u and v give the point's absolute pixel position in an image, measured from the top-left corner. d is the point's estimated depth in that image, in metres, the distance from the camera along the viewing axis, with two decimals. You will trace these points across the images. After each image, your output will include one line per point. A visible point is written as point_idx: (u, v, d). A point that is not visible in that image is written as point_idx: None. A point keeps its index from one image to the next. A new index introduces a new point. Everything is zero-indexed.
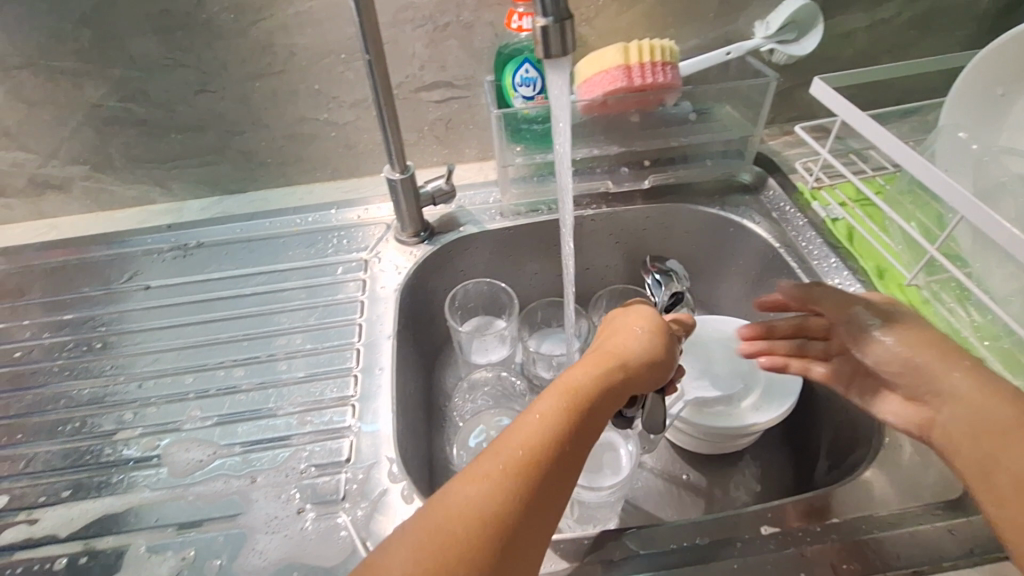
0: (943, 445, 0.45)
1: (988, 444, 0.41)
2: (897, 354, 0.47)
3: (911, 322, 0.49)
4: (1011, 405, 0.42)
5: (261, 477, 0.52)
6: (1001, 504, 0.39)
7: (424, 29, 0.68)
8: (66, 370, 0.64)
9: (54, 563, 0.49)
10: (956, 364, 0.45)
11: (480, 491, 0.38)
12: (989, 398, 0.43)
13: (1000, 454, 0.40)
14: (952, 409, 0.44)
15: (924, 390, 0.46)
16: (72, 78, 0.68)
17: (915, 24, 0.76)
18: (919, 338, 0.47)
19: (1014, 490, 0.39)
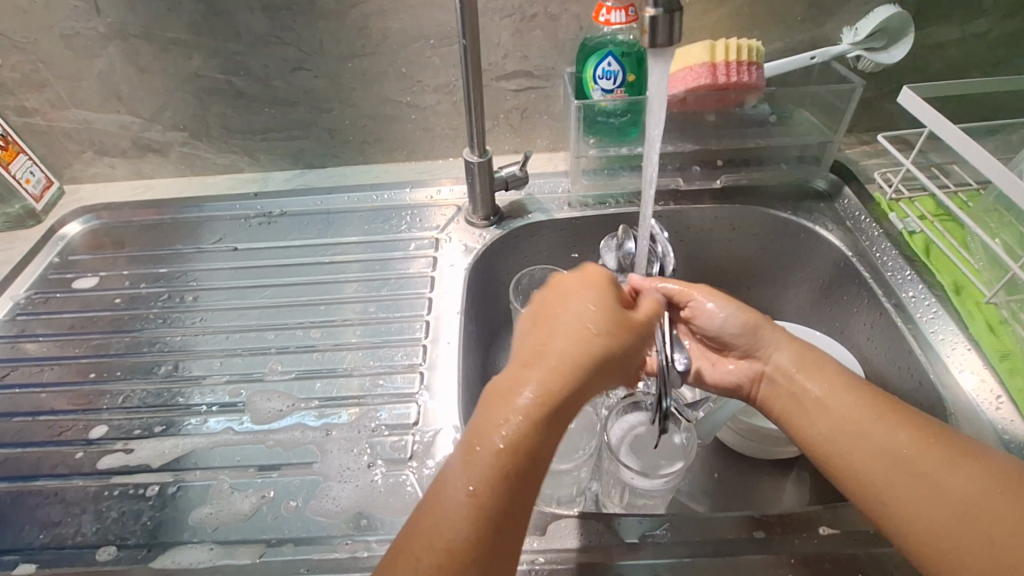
0: (769, 391, 0.52)
1: (796, 378, 0.50)
2: (734, 318, 0.54)
3: (725, 292, 0.56)
4: (801, 349, 0.51)
5: (335, 431, 0.56)
6: (808, 423, 0.48)
7: (512, 19, 0.70)
8: (160, 318, 0.70)
9: (147, 489, 0.53)
10: (768, 321, 0.53)
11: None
12: (788, 345, 0.51)
13: (804, 387, 0.49)
14: (772, 358, 0.51)
15: (751, 346, 0.53)
16: (183, 49, 0.73)
17: (1014, 39, 0.73)
18: (739, 304, 0.55)
19: (814, 409, 0.48)
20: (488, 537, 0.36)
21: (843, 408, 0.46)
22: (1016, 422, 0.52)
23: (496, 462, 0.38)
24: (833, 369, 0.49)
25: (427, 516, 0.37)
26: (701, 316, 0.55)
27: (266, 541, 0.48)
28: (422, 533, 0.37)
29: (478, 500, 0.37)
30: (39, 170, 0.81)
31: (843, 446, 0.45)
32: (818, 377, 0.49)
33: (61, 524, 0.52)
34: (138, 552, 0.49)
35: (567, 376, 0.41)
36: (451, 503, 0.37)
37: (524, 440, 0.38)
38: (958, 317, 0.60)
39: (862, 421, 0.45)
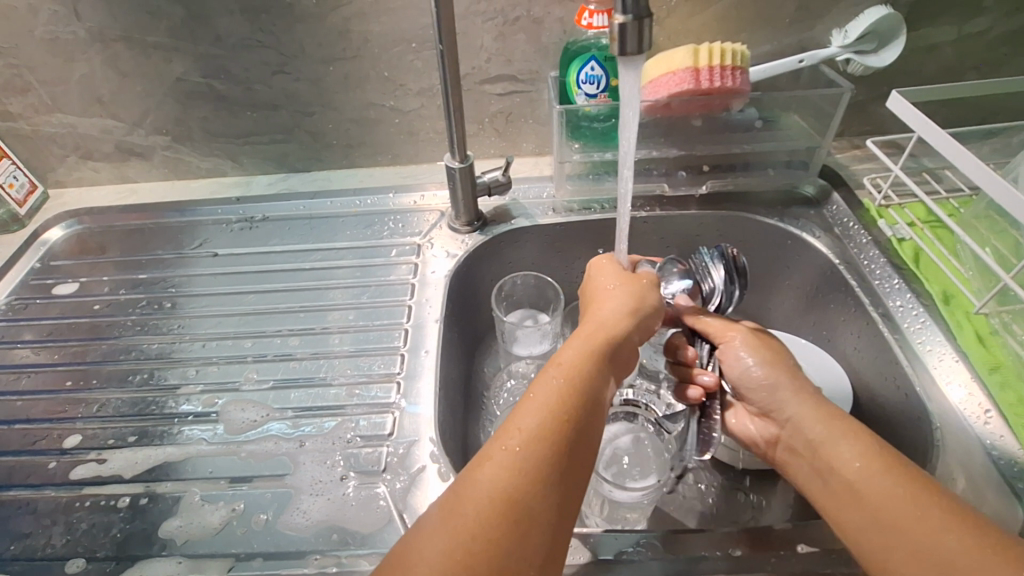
0: (785, 456, 0.50)
1: (823, 453, 0.45)
2: (757, 373, 0.52)
3: (766, 346, 0.54)
4: (831, 420, 0.47)
5: (309, 442, 0.56)
6: (841, 510, 0.43)
7: (495, 22, 0.69)
8: (138, 325, 0.69)
9: (118, 501, 0.53)
10: (798, 384, 0.50)
11: (501, 494, 0.38)
12: (818, 413, 0.47)
13: (835, 465, 0.44)
14: (794, 426, 0.48)
15: (770, 406, 0.51)
16: (163, 53, 0.73)
17: (1009, 40, 0.72)
18: (771, 360, 0.52)
19: (847, 496, 0.43)
20: (557, 447, 0.40)
21: (882, 499, 0.41)
22: (1004, 436, 0.51)
23: (564, 383, 0.44)
24: (874, 446, 0.44)
25: (502, 432, 0.42)
26: (729, 363, 0.54)
27: (234, 555, 0.48)
28: (493, 444, 0.41)
29: (548, 411, 0.42)
30: (23, 174, 0.81)
31: (881, 545, 0.40)
32: (851, 456, 0.44)
33: (31, 535, 0.51)
34: (107, 565, 0.48)
35: (615, 316, 0.50)
36: (524, 417, 0.42)
37: (587, 368, 0.45)
38: (947, 328, 0.59)
39: (905, 519, 0.40)
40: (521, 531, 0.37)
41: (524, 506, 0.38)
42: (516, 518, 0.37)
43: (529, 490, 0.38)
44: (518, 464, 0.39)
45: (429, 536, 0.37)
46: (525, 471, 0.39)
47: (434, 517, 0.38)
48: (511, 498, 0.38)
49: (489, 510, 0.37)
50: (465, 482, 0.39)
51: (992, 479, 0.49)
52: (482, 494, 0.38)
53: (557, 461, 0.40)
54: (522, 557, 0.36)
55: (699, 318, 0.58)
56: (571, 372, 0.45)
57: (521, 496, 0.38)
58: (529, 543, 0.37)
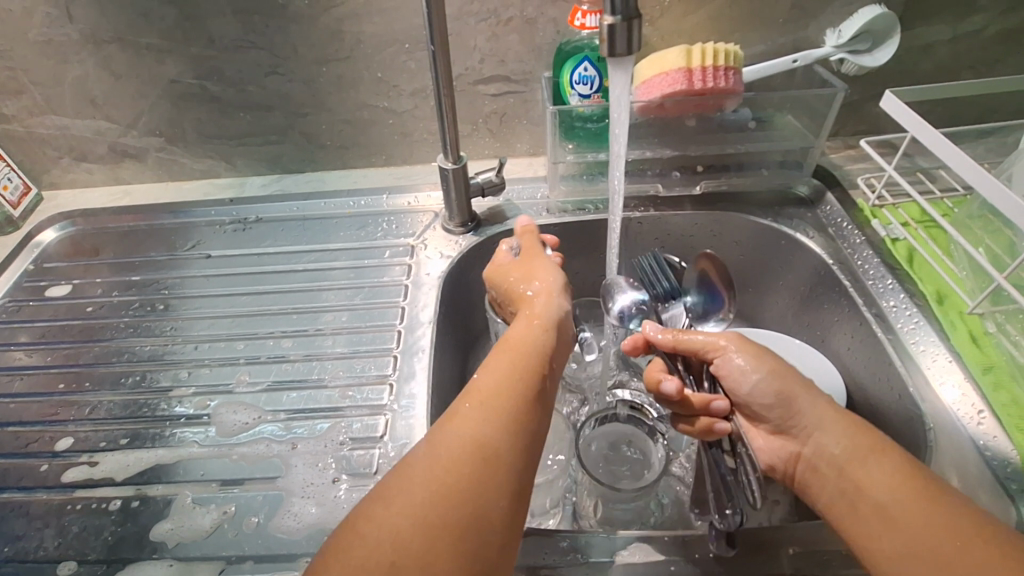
0: (806, 474, 0.47)
1: (851, 473, 0.44)
2: (771, 387, 0.48)
3: (765, 352, 0.50)
4: (857, 437, 0.45)
5: (301, 444, 0.55)
6: (872, 535, 0.41)
7: (487, 23, 0.69)
8: (131, 327, 0.69)
9: (109, 503, 0.53)
10: (813, 394, 0.48)
11: (468, 439, 0.40)
12: (842, 428, 0.46)
13: (865, 488, 0.43)
14: (819, 441, 0.46)
15: (791, 422, 0.48)
16: (155, 54, 0.73)
17: (1003, 40, 0.72)
18: (780, 371, 0.48)
19: (877, 520, 0.41)
20: (518, 399, 0.42)
21: (918, 527, 0.40)
22: (998, 436, 0.51)
23: (514, 349, 0.46)
24: (904, 467, 0.43)
25: (466, 392, 0.44)
26: (733, 380, 0.50)
27: (225, 558, 0.47)
28: (456, 402, 0.43)
29: (505, 372, 0.44)
30: (16, 176, 0.80)
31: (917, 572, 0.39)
32: (884, 479, 0.42)
33: (23, 538, 0.51)
34: (98, 568, 0.48)
35: (546, 296, 0.51)
36: (481, 379, 0.44)
37: (535, 335, 0.47)
38: (941, 329, 0.59)
39: (944, 546, 0.39)
40: (488, 469, 0.38)
41: (490, 448, 0.39)
42: (483, 458, 0.39)
43: (494, 438, 0.40)
44: (486, 416, 0.41)
45: (396, 483, 0.38)
46: (489, 418, 0.41)
47: (402, 467, 0.39)
48: (480, 445, 0.39)
49: (460, 456, 0.39)
50: (435, 434, 0.41)
51: (985, 480, 0.49)
52: (451, 440, 0.40)
53: (517, 414, 0.41)
54: (488, 497, 0.37)
55: (683, 338, 0.52)
56: (520, 341, 0.47)
57: (491, 446, 0.39)
58: (493, 479, 0.38)
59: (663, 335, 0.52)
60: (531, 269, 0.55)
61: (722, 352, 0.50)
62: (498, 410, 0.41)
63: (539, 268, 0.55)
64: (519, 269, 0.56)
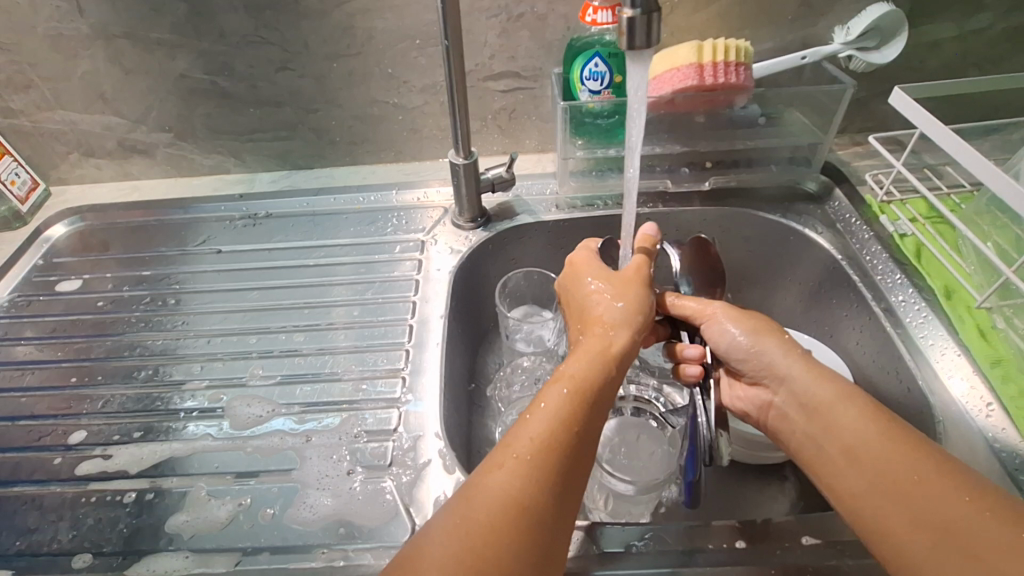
0: (777, 421, 0.49)
1: (819, 416, 0.46)
2: (744, 341, 0.50)
3: (750, 314, 0.52)
4: (826, 383, 0.46)
5: (315, 437, 0.56)
6: (836, 472, 0.43)
7: (498, 19, 0.69)
8: (142, 321, 0.69)
9: (124, 496, 0.53)
10: (787, 346, 0.49)
11: (509, 505, 0.38)
12: (813, 375, 0.47)
13: (831, 429, 0.44)
14: (788, 388, 0.48)
15: (762, 373, 0.50)
16: (165, 49, 0.73)
17: (1009, 38, 0.72)
18: (761, 328, 0.51)
19: (842, 459, 0.43)
20: (567, 460, 0.41)
21: (879, 463, 0.41)
22: (1006, 429, 0.51)
23: (573, 396, 0.43)
24: (871, 409, 0.44)
25: (503, 442, 0.42)
26: (713, 336, 0.52)
27: (241, 549, 0.48)
28: (502, 451, 0.41)
29: (558, 424, 0.42)
30: (25, 171, 0.80)
31: (874, 505, 0.40)
32: (849, 419, 0.44)
33: (37, 531, 0.51)
34: (114, 560, 0.48)
35: (620, 329, 0.48)
36: (531, 428, 0.42)
37: (597, 380, 0.44)
38: (949, 323, 0.59)
39: (904, 480, 0.40)
40: (529, 540, 0.37)
41: (530, 519, 0.38)
42: (520, 527, 0.38)
43: (533, 506, 0.39)
44: (526, 479, 0.39)
45: (432, 543, 0.38)
46: (529, 483, 0.39)
47: (439, 522, 0.39)
48: (519, 511, 0.38)
49: (499, 521, 0.38)
50: (472, 488, 0.40)
51: (994, 471, 0.49)
52: (489, 502, 0.38)
53: (557, 479, 0.40)
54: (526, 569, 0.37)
55: (674, 298, 0.55)
56: (581, 383, 0.44)
57: (529, 513, 0.38)
58: (530, 549, 0.37)
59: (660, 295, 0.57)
60: (616, 280, 0.52)
61: (704, 312, 0.53)
62: (538, 474, 0.39)
63: (625, 290, 0.51)
64: (600, 276, 0.53)
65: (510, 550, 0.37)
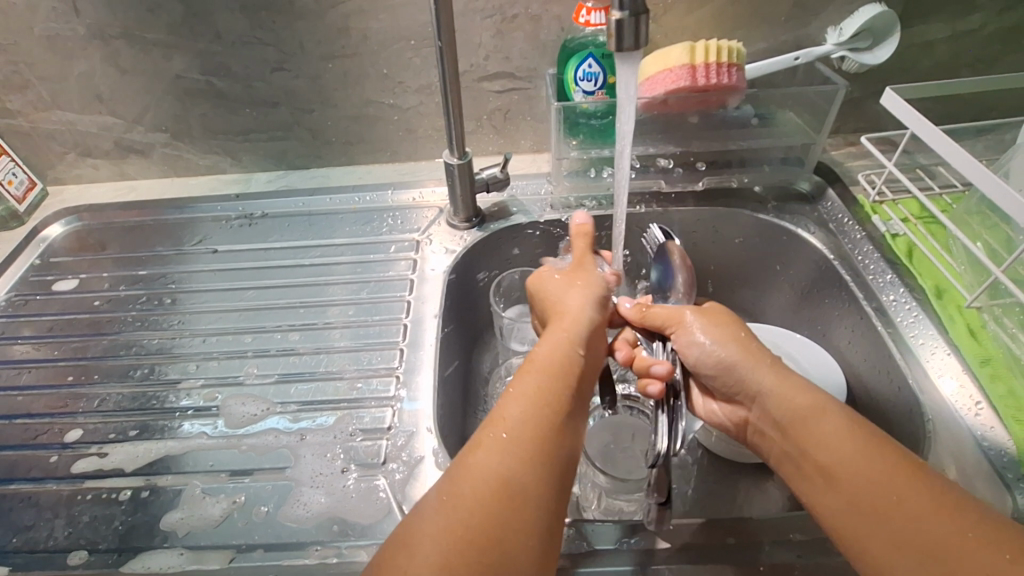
0: (757, 436, 0.50)
1: (795, 435, 0.45)
2: (718, 356, 0.51)
3: (719, 325, 0.53)
4: (800, 399, 0.46)
5: (310, 435, 0.56)
6: (817, 491, 0.43)
7: (493, 20, 0.70)
8: (138, 321, 0.70)
9: (119, 494, 0.53)
10: (760, 362, 0.49)
11: (497, 474, 0.40)
12: (784, 389, 0.47)
13: (808, 446, 0.44)
14: (761, 404, 0.48)
15: (736, 388, 0.50)
16: (161, 50, 0.73)
17: (1000, 38, 0.73)
18: (729, 338, 0.52)
19: (821, 480, 0.43)
20: (548, 428, 0.43)
21: (859, 484, 0.40)
22: (995, 427, 0.52)
23: (543, 375, 0.46)
24: (849, 426, 0.43)
25: (488, 422, 0.44)
26: (684, 347, 0.54)
27: (235, 546, 0.48)
28: (482, 433, 0.43)
29: (529, 399, 0.44)
30: (22, 171, 0.81)
31: (855, 527, 0.40)
32: (826, 438, 0.43)
33: (33, 528, 0.51)
34: (109, 557, 0.49)
35: (583, 311, 0.54)
36: (507, 407, 0.44)
37: (563, 358, 0.48)
38: (938, 322, 0.59)
39: (884, 502, 0.39)
40: (521, 506, 0.38)
41: (520, 486, 0.39)
42: (513, 492, 0.39)
43: (523, 473, 0.40)
44: (511, 447, 0.41)
45: (423, 524, 0.38)
46: (516, 453, 0.41)
47: (426, 508, 0.39)
48: (507, 479, 0.39)
49: (489, 491, 0.39)
50: (459, 469, 0.41)
51: (981, 469, 0.50)
52: (478, 474, 0.40)
53: (545, 443, 0.42)
54: (527, 533, 0.38)
55: (645, 313, 0.58)
56: (547, 362, 0.48)
57: (520, 480, 0.40)
58: (527, 511, 0.38)
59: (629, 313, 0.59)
60: (577, 278, 0.59)
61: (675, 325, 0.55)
62: (524, 441, 0.41)
63: (584, 282, 0.58)
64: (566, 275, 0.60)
65: (504, 516, 0.38)
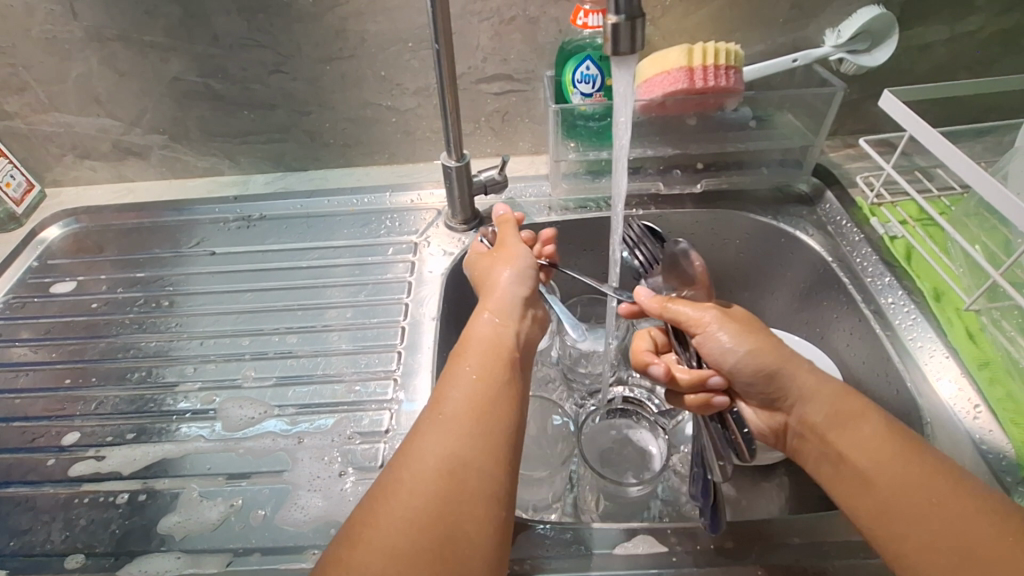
0: (796, 444, 0.49)
1: (832, 438, 0.45)
2: (755, 364, 0.49)
3: (747, 327, 0.51)
4: (838, 402, 0.46)
5: (308, 438, 0.56)
6: (853, 494, 0.43)
7: (491, 22, 0.70)
8: (136, 323, 0.69)
9: (117, 497, 0.53)
10: (799, 368, 0.48)
11: (438, 461, 0.40)
12: (822, 394, 0.47)
13: (845, 449, 0.44)
14: (800, 410, 0.47)
15: (773, 395, 0.49)
16: (159, 52, 0.73)
17: (998, 40, 0.73)
18: (765, 346, 0.49)
19: (858, 482, 0.43)
20: (485, 409, 0.43)
21: (898, 486, 0.42)
22: (993, 430, 0.52)
23: (479, 356, 0.47)
24: (885, 428, 0.44)
25: (428, 410, 0.44)
26: (714, 352, 0.51)
27: (232, 550, 0.48)
28: (424, 421, 0.43)
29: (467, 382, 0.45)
30: (20, 173, 0.81)
31: (893, 528, 0.41)
32: (862, 440, 0.44)
33: (30, 532, 0.51)
34: (106, 561, 0.49)
35: (513, 290, 0.53)
36: (447, 393, 0.44)
37: (496, 336, 0.48)
38: (937, 324, 0.59)
39: (921, 504, 0.41)
40: (465, 481, 0.40)
41: (462, 469, 0.40)
42: (454, 475, 0.40)
43: (462, 456, 0.41)
44: (450, 432, 0.42)
45: (373, 512, 0.39)
46: (456, 438, 0.41)
47: (377, 495, 0.40)
48: (447, 463, 0.40)
49: (432, 476, 0.40)
50: (404, 457, 0.42)
51: (980, 472, 0.50)
52: (420, 461, 0.40)
53: (483, 423, 0.42)
54: (469, 513, 0.39)
55: (667, 309, 0.53)
56: (480, 343, 0.48)
57: (461, 464, 0.40)
58: (470, 491, 0.39)
59: (648, 306, 0.54)
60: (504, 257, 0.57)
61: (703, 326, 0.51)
62: (460, 423, 0.42)
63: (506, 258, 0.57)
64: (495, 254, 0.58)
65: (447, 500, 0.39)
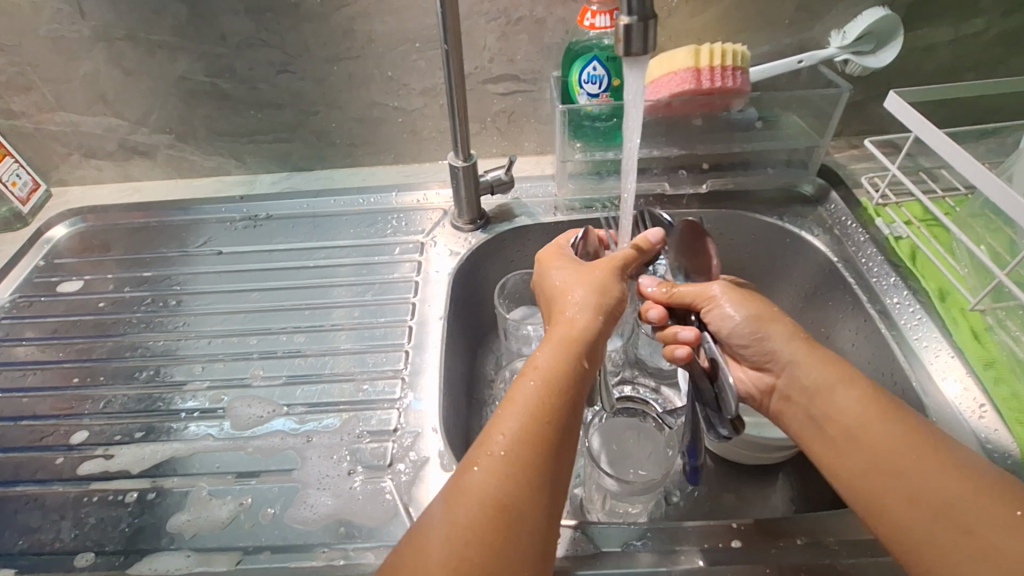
0: (782, 405, 0.52)
1: (820, 399, 0.48)
2: (749, 329, 0.52)
3: (748, 294, 0.53)
4: (829, 367, 0.48)
5: (317, 437, 0.56)
6: (838, 453, 0.46)
7: (498, 22, 0.70)
8: (143, 322, 0.70)
9: (126, 496, 0.53)
10: (790, 332, 0.51)
11: (489, 498, 0.39)
12: (813, 360, 0.49)
13: (831, 410, 0.47)
14: (789, 373, 0.50)
15: (765, 357, 0.52)
16: (166, 51, 0.73)
17: (1003, 42, 0.73)
18: (763, 314, 0.52)
19: (844, 440, 0.45)
20: (545, 452, 0.41)
21: (878, 445, 0.44)
22: (999, 430, 0.52)
23: (543, 386, 0.44)
24: (872, 393, 0.46)
25: (481, 439, 0.43)
26: (715, 318, 0.53)
27: (242, 548, 0.48)
28: (478, 450, 0.42)
29: (528, 416, 0.42)
30: (26, 172, 0.81)
31: (872, 485, 0.43)
32: (848, 403, 0.46)
33: (40, 530, 0.51)
34: (116, 559, 0.49)
35: (590, 324, 0.49)
36: (505, 424, 0.42)
37: (568, 368, 0.45)
38: (943, 324, 0.60)
39: (902, 462, 0.42)
40: (516, 524, 0.38)
41: (513, 511, 0.39)
42: (507, 517, 0.38)
43: (515, 497, 0.39)
44: (505, 469, 0.40)
45: (422, 536, 0.38)
46: (511, 478, 0.40)
47: (429, 520, 0.39)
48: (498, 502, 0.39)
49: (483, 513, 0.38)
50: (456, 485, 0.40)
51: None
52: (474, 494, 0.39)
53: (541, 466, 0.41)
54: (519, 559, 0.37)
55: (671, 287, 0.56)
56: (552, 377, 0.45)
57: (512, 504, 0.39)
58: (522, 535, 0.38)
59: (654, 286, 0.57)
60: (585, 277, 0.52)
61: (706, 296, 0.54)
62: (517, 464, 0.40)
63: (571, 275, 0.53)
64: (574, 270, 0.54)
65: (499, 542, 0.38)
